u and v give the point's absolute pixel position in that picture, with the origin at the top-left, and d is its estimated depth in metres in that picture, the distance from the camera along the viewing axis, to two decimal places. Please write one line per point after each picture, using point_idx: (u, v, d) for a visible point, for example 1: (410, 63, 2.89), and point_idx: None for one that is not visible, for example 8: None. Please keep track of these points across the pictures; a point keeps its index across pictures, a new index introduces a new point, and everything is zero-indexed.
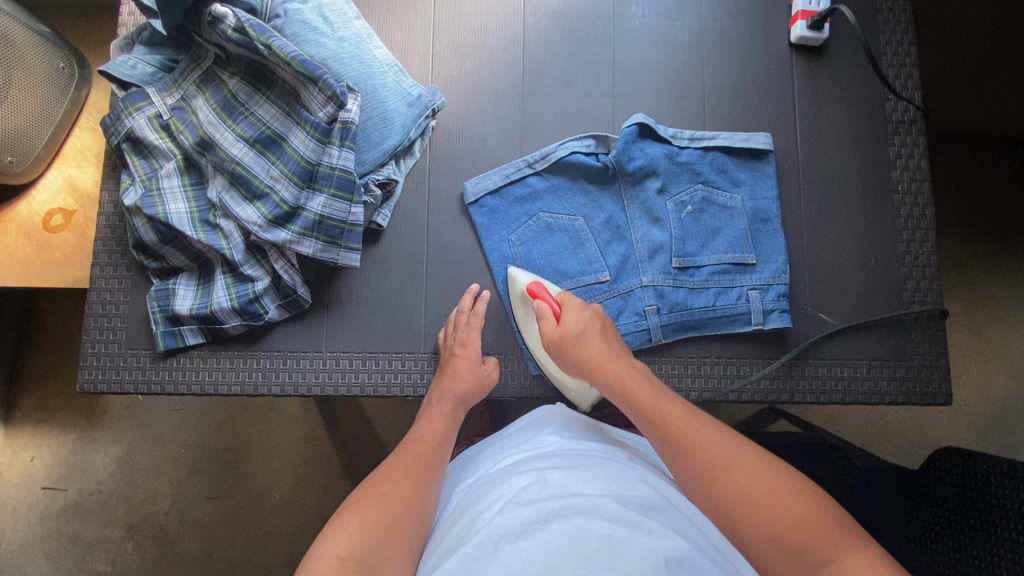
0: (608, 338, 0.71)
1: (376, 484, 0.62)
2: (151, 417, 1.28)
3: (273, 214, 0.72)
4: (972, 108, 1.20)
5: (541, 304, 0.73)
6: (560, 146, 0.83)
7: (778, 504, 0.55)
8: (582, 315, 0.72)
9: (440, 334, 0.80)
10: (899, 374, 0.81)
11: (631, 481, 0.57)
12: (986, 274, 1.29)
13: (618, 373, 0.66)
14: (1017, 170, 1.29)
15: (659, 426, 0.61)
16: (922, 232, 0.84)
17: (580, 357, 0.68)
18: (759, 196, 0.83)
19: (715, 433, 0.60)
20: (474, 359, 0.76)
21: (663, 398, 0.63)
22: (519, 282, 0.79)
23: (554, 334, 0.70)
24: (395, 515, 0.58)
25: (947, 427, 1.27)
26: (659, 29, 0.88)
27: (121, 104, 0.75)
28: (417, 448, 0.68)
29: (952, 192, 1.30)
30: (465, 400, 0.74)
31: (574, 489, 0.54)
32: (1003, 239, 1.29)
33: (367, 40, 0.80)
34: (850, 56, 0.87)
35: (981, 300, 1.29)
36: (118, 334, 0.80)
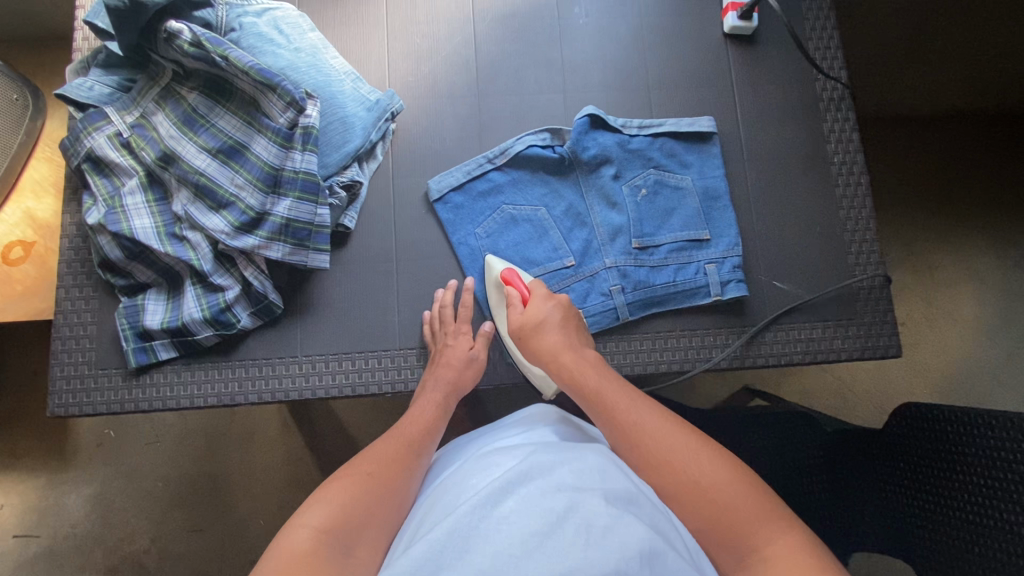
0: (569, 329, 0.73)
1: (365, 461, 0.62)
2: (124, 452, 1.25)
3: (239, 221, 0.74)
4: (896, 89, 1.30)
5: (512, 291, 0.77)
6: (517, 140, 0.87)
7: (708, 483, 0.55)
8: (546, 305, 0.74)
9: (425, 317, 0.82)
10: (852, 333, 0.86)
11: (616, 472, 0.56)
12: (934, 245, 1.38)
13: (570, 364, 0.68)
14: (944, 143, 1.39)
15: (604, 412, 0.62)
16: (860, 199, 0.90)
17: (541, 344, 0.71)
18: (708, 176, 0.88)
19: (655, 417, 0.61)
20: (467, 347, 0.78)
21: (610, 384, 0.65)
22: (495, 267, 0.82)
23: (519, 321, 0.74)
24: (377, 496, 0.58)
25: (909, 388, 1.34)
26: (603, 26, 0.93)
27: (80, 125, 0.76)
28: (408, 431, 0.67)
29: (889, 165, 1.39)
30: (455, 389, 0.75)
31: (559, 476, 0.53)
32: (939, 204, 1.39)
33: (323, 50, 0.83)
34: (780, 41, 0.94)
35: (930, 270, 1.38)
36: (87, 355, 0.79)
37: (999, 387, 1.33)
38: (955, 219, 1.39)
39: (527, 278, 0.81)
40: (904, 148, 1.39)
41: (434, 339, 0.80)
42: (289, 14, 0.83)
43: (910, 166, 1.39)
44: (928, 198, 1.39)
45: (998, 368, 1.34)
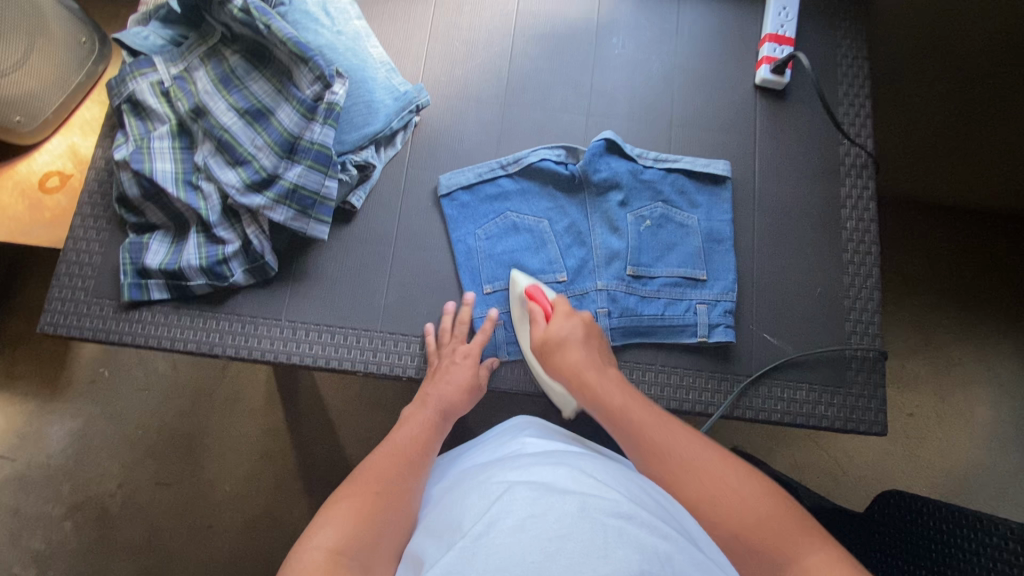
0: (591, 347, 0.74)
1: (368, 479, 0.61)
2: (112, 393, 1.27)
3: (251, 179, 0.77)
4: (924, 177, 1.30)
5: (535, 306, 0.78)
6: (532, 152, 0.89)
7: (740, 503, 0.56)
8: (568, 322, 0.75)
9: (427, 329, 0.82)
10: (837, 401, 0.84)
11: (614, 481, 0.57)
12: (955, 341, 1.36)
13: (594, 382, 0.70)
14: (966, 235, 1.39)
15: (632, 433, 0.65)
16: (867, 268, 0.89)
17: (563, 361, 0.72)
18: (715, 219, 0.88)
19: (685, 437, 0.63)
20: (472, 370, 0.78)
21: (635, 405, 0.67)
22: (518, 284, 0.83)
23: (541, 337, 0.75)
24: (385, 513, 0.58)
25: (903, 479, 1.30)
26: (636, 59, 0.95)
27: (127, 68, 0.81)
28: (408, 447, 0.67)
29: (904, 246, 1.39)
30: (454, 409, 0.75)
31: (562, 481, 0.53)
32: (953, 292, 1.38)
33: (364, 38, 0.87)
34: (809, 100, 0.94)
35: (947, 365, 1.35)
36: (87, 282, 0.83)
37: (1003, 498, 1.28)
38: (966, 311, 1.37)
39: (551, 294, 0.82)
40: (924, 232, 1.39)
41: (437, 354, 0.80)
42: (339, 0, 0.88)
43: (927, 251, 1.38)
44: (940, 284, 1.38)
45: (1004, 478, 1.29)
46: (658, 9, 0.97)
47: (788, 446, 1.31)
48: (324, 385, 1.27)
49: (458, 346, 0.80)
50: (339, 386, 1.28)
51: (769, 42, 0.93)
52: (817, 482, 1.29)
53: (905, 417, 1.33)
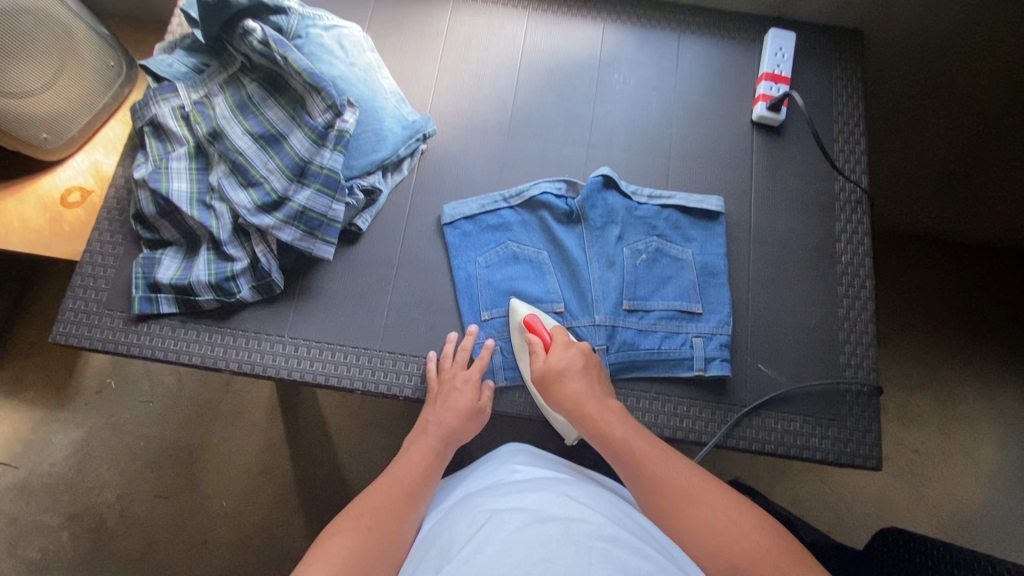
0: (590, 377, 0.74)
1: (361, 514, 0.63)
2: (117, 404, 1.29)
3: (262, 200, 0.80)
4: (914, 205, 1.36)
5: (535, 338, 0.79)
6: (533, 185, 0.92)
7: (744, 539, 0.56)
8: (568, 352, 0.76)
9: (432, 357, 0.83)
10: (832, 433, 0.84)
11: (600, 508, 0.58)
12: (959, 377, 1.36)
13: (594, 414, 0.70)
14: (963, 270, 1.41)
15: (635, 468, 0.64)
16: (862, 301, 0.90)
17: (564, 392, 0.72)
18: (709, 252, 0.90)
19: (687, 473, 0.63)
20: (473, 397, 0.79)
21: (636, 438, 0.67)
22: (518, 313, 0.85)
23: (541, 368, 0.75)
24: (377, 548, 0.59)
25: (905, 517, 1.27)
26: (636, 94, 0.99)
27: (151, 93, 0.86)
28: (404, 479, 0.69)
29: (902, 279, 1.41)
30: (455, 437, 0.76)
31: (547, 507, 0.55)
32: (953, 326, 1.38)
33: (376, 70, 0.92)
34: (804, 137, 0.97)
35: (952, 401, 1.35)
36: (100, 294, 0.86)
37: (1012, 541, 1.25)
38: (966, 346, 1.38)
39: (548, 324, 0.84)
40: (920, 265, 1.41)
41: (438, 379, 0.81)
42: (354, 34, 0.92)
43: (925, 284, 1.40)
44: (939, 319, 1.39)
45: (1013, 520, 1.26)
46: (659, 47, 1.01)
47: (790, 480, 1.29)
48: (325, 403, 1.29)
49: (459, 372, 0.81)
50: (340, 404, 1.29)
51: (765, 81, 0.97)
52: (817, 517, 1.27)
53: (910, 454, 1.32)
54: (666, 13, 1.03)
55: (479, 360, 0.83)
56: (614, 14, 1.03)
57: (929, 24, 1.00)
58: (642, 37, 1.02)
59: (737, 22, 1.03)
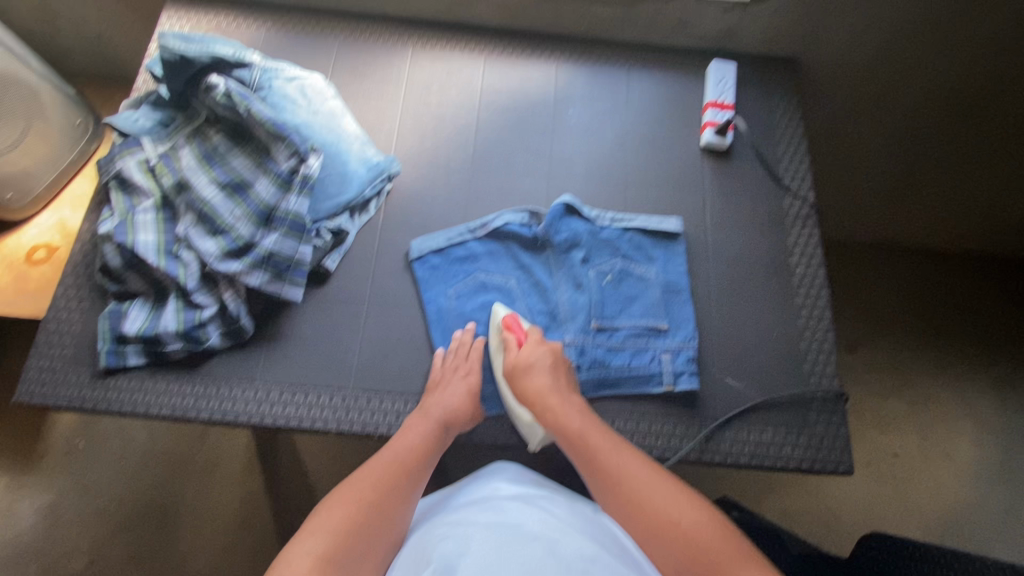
0: (557, 373, 0.80)
1: (360, 487, 0.67)
2: (87, 464, 1.25)
3: (229, 247, 0.82)
4: (859, 215, 1.46)
5: (509, 335, 0.85)
6: (498, 217, 0.95)
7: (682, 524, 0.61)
8: (538, 349, 0.82)
9: (438, 352, 0.86)
10: (802, 442, 0.86)
11: (581, 537, 0.59)
12: (928, 378, 1.41)
13: (557, 407, 0.76)
14: (915, 274, 1.50)
15: (589, 457, 0.70)
16: (819, 310, 0.93)
17: (529, 386, 0.78)
18: (671, 271, 0.94)
19: (637, 464, 0.68)
20: (473, 386, 0.81)
21: (594, 430, 0.73)
22: (497, 313, 0.89)
23: (511, 361, 0.82)
24: (370, 523, 0.63)
25: (892, 523, 1.29)
26: (591, 127, 1.04)
27: (117, 148, 0.88)
28: (404, 459, 0.72)
29: (861, 287, 1.48)
30: (456, 421, 0.78)
31: (530, 533, 0.56)
32: (914, 329, 1.44)
33: (340, 115, 0.95)
34: (751, 159, 1.03)
35: (925, 403, 1.39)
36: (65, 351, 0.85)
37: (997, 539, 1.27)
38: (929, 347, 1.43)
39: (527, 324, 0.88)
40: (874, 273, 1.49)
41: (441, 369, 0.84)
42: (316, 83, 0.96)
43: (882, 290, 1.48)
44: (902, 323, 1.45)
45: (996, 517, 1.29)
46: (609, 83, 1.07)
47: (776, 493, 1.30)
48: (305, 448, 1.27)
49: (461, 364, 0.84)
50: (321, 448, 1.27)
51: (711, 109, 1.03)
52: (806, 530, 1.27)
53: (890, 458, 1.34)
54: (613, 51, 1.10)
55: (477, 351, 0.86)
56: (565, 55, 1.09)
57: (855, 51, 1.08)
58: (592, 74, 1.08)
59: (680, 57, 1.10)
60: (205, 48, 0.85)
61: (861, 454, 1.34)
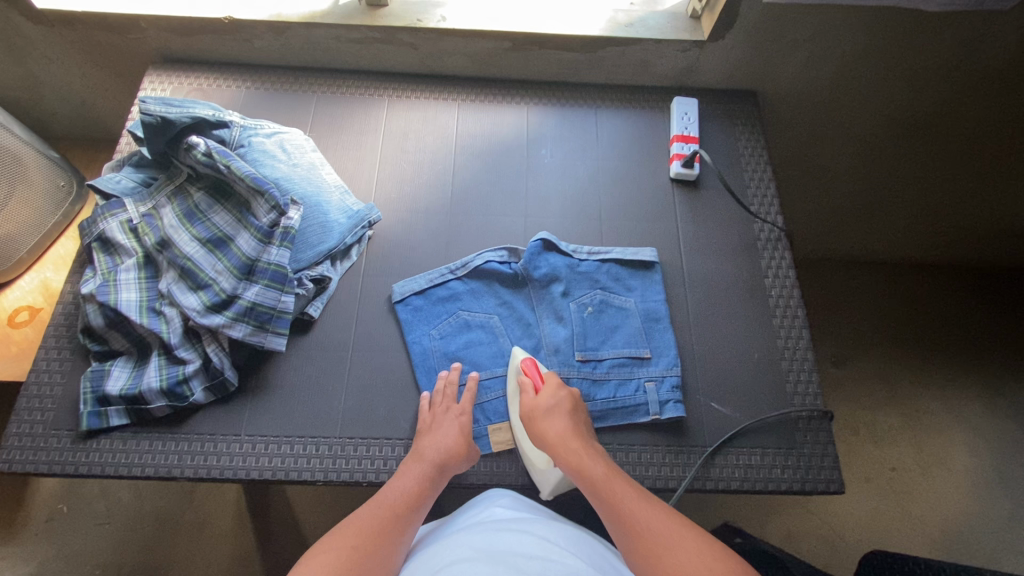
0: (575, 419, 0.80)
1: (346, 535, 0.68)
2: (71, 530, 1.21)
3: (211, 301, 0.82)
4: (832, 233, 1.50)
5: (526, 381, 0.85)
6: (478, 256, 0.97)
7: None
8: (556, 394, 0.82)
9: (424, 395, 0.86)
10: (791, 462, 0.86)
11: (578, 558, 0.62)
12: (916, 390, 1.42)
13: (579, 452, 0.75)
14: (890, 288, 1.54)
15: (614, 504, 0.69)
16: (797, 329, 0.95)
17: (547, 429, 0.78)
18: (650, 299, 0.96)
19: (659, 512, 0.68)
20: (465, 428, 0.81)
21: (618, 478, 0.73)
22: (516, 356, 0.89)
23: (528, 406, 0.81)
24: (354, 566, 0.64)
25: (897, 540, 1.27)
26: (564, 165, 1.07)
27: (99, 210, 0.89)
28: (392, 504, 0.72)
29: (840, 304, 1.52)
30: (451, 463, 0.78)
31: (526, 550, 0.59)
32: (897, 342, 1.47)
33: (319, 167, 0.98)
34: (718, 188, 1.07)
35: (917, 415, 1.40)
36: (46, 415, 0.84)
37: (1005, 549, 1.26)
38: (913, 358, 1.46)
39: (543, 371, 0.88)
40: (851, 290, 1.53)
41: (429, 413, 0.84)
42: (295, 138, 0.99)
43: (861, 306, 1.51)
44: (884, 337, 1.48)
45: (1000, 526, 1.28)
46: (579, 122, 1.12)
47: (779, 516, 1.29)
48: (298, 499, 1.24)
49: (449, 406, 0.84)
50: (314, 497, 1.25)
51: (677, 142, 1.08)
52: (811, 553, 1.26)
53: (889, 472, 1.34)
54: (581, 92, 1.15)
55: (468, 390, 0.86)
56: (535, 99, 1.14)
57: (811, 82, 1.14)
58: (563, 115, 1.12)
59: (644, 95, 1.16)
60: (184, 110, 0.87)
61: (860, 470, 1.34)
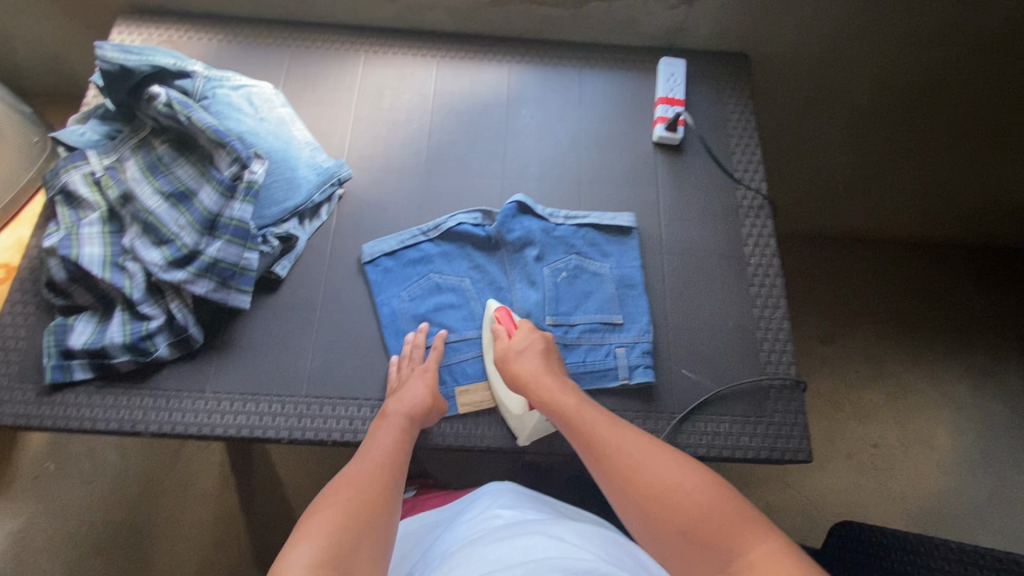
0: (548, 358, 0.81)
1: (338, 493, 0.64)
2: (56, 488, 1.23)
3: (173, 256, 0.81)
4: (823, 207, 1.47)
5: (500, 327, 0.85)
6: (451, 217, 0.95)
7: (684, 490, 0.61)
8: (529, 337, 0.82)
9: (392, 359, 0.85)
10: (761, 430, 0.85)
11: (591, 545, 0.60)
12: (902, 366, 1.41)
13: (549, 386, 0.76)
14: (882, 264, 1.51)
15: (584, 433, 0.70)
16: (774, 298, 0.94)
17: (520, 369, 0.79)
18: (626, 265, 0.94)
19: (627, 432, 0.69)
20: (433, 381, 0.81)
21: (589, 410, 0.73)
22: (490, 306, 0.89)
23: (504, 349, 0.82)
24: (356, 521, 0.61)
25: (877, 514, 1.28)
26: (545, 126, 1.04)
27: (62, 162, 0.87)
28: (374, 456, 0.70)
29: (829, 279, 1.49)
30: (421, 414, 0.77)
31: (542, 547, 0.57)
32: (885, 319, 1.45)
33: (288, 122, 0.96)
34: (703, 153, 1.04)
35: (902, 391, 1.39)
36: (10, 368, 0.83)
37: (982, 525, 1.26)
38: (900, 334, 1.44)
39: (518, 317, 0.89)
40: (841, 264, 1.51)
41: (398, 375, 0.83)
42: (264, 91, 0.96)
43: (851, 282, 1.49)
44: (873, 313, 1.46)
45: (979, 502, 1.28)
46: (562, 82, 1.08)
47: (758, 488, 1.30)
48: (278, 461, 1.25)
49: (418, 365, 0.83)
50: (295, 460, 1.26)
51: (661, 105, 1.04)
52: (790, 525, 1.26)
53: (871, 448, 1.34)
54: (565, 51, 1.11)
55: (435, 350, 0.85)
56: (516, 57, 1.10)
57: (804, 45, 1.10)
58: (544, 74, 1.08)
59: (631, 55, 1.12)
60: (145, 58, 0.85)
61: (842, 445, 1.34)
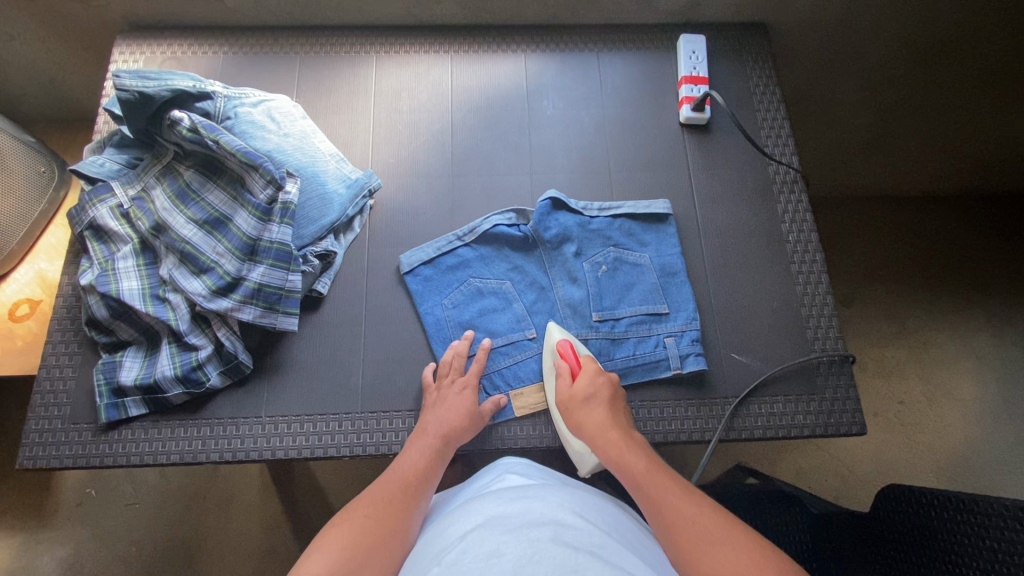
0: (613, 407, 0.76)
1: (361, 505, 0.65)
2: (103, 513, 1.24)
3: (217, 284, 0.80)
4: (840, 170, 1.45)
5: (562, 363, 0.81)
6: (485, 220, 0.94)
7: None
8: (595, 381, 0.78)
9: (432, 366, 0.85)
10: (813, 408, 0.86)
11: (592, 516, 0.58)
12: (925, 324, 1.42)
13: (616, 440, 0.70)
14: (900, 223, 1.50)
15: (649, 495, 0.63)
16: (814, 274, 0.93)
17: (584, 417, 0.74)
18: (665, 254, 0.93)
19: (695, 503, 0.61)
20: (471, 401, 0.80)
21: (658, 469, 0.66)
22: (552, 335, 0.86)
23: (564, 394, 0.78)
24: (374, 536, 0.60)
25: (907, 470, 1.30)
26: (568, 116, 1.02)
27: (86, 197, 0.85)
28: (400, 477, 0.70)
29: (847, 243, 1.49)
30: (454, 434, 0.77)
31: (540, 511, 0.56)
32: (905, 278, 1.46)
33: (311, 135, 0.93)
34: (731, 132, 1.02)
35: (926, 348, 1.40)
36: (63, 409, 0.83)
37: (1009, 471, 1.29)
38: (922, 292, 1.44)
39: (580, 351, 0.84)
40: (859, 227, 1.50)
41: (435, 387, 0.83)
42: (283, 105, 0.94)
43: (871, 244, 1.48)
44: (893, 273, 1.46)
45: (1006, 451, 1.31)
46: (581, 69, 1.05)
47: (790, 454, 1.32)
48: (321, 470, 1.26)
49: (457, 378, 0.83)
50: (338, 467, 1.26)
51: (685, 84, 1.02)
52: (822, 487, 1.29)
53: (897, 406, 1.36)
54: (580, 34, 1.08)
55: (476, 360, 0.85)
56: (532, 45, 1.07)
57: (825, 9, 1.07)
58: (561, 62, 1.06)
59: (648, 34, 1.09)
60: (162, 82, 0.82)
61: (868, 405, 1.36)
